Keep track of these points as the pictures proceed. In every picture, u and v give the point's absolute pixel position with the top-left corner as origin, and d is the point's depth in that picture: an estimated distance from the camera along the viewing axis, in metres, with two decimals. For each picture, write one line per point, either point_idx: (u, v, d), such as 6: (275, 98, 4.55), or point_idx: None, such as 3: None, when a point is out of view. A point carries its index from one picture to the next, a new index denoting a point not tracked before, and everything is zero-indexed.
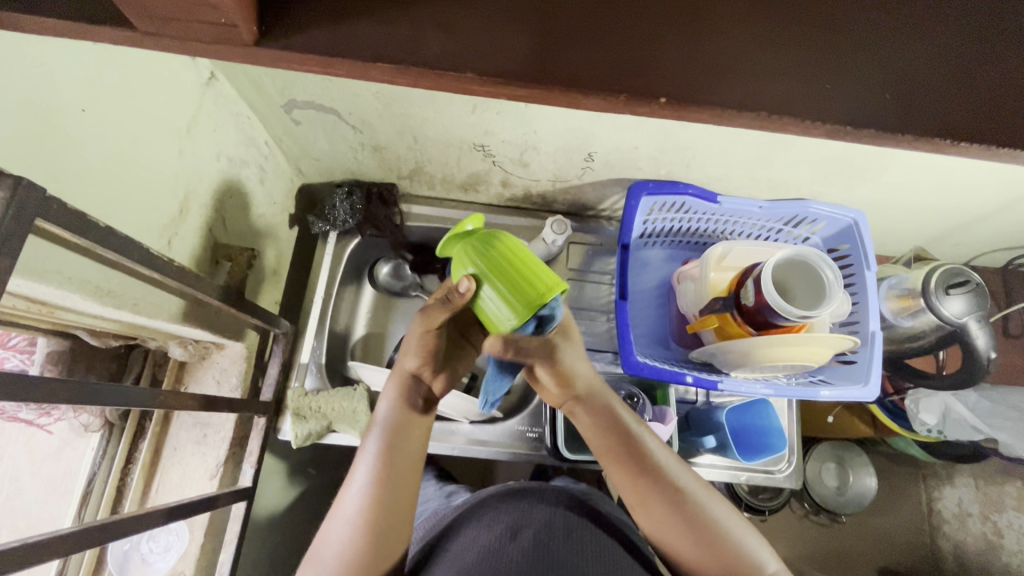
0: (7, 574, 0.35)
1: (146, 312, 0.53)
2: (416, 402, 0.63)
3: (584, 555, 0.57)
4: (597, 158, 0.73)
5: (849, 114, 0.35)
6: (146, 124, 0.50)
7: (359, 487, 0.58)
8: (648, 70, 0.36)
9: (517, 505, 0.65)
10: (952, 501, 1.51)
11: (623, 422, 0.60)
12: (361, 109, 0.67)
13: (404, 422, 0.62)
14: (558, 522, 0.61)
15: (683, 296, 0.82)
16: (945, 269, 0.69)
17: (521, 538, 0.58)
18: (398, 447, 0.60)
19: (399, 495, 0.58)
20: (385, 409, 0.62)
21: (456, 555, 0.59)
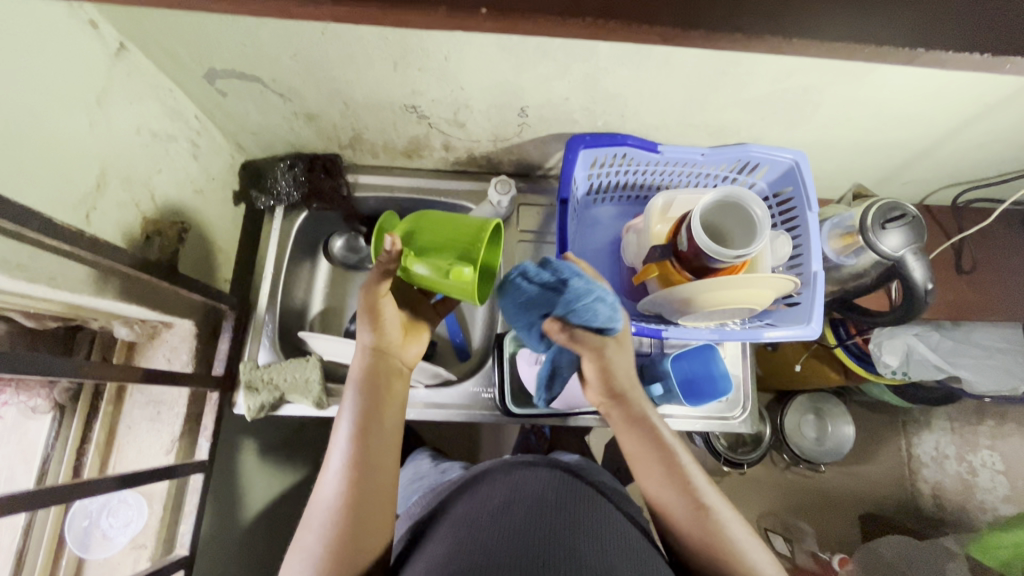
0: None
1: (65, 288, 0.53)
2: (383, 382, 0.63)
3: (573, 522, 0.59)
4: (530, 113, 0.72)
5: None
6: (48, 95, 0.50)
7: (337, 473, 0.57)
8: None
9: (511, 480, 0.66)
10: (929, 446, 1.52)
11: (656, 425, 0.63)
12: (284, 75, 0.66)
13: (373, 403, 0.61)
14: (550, 495, 0.62)
15: (627, 249, 0.82)
16: (880, 205, 0.69)
17: (513, 511, 0.60)
18: (371, 430, 0.60)
19: (376, 476, 0.58)
20: (354, 396, 0.62)
21: (448, 531, 0.60)
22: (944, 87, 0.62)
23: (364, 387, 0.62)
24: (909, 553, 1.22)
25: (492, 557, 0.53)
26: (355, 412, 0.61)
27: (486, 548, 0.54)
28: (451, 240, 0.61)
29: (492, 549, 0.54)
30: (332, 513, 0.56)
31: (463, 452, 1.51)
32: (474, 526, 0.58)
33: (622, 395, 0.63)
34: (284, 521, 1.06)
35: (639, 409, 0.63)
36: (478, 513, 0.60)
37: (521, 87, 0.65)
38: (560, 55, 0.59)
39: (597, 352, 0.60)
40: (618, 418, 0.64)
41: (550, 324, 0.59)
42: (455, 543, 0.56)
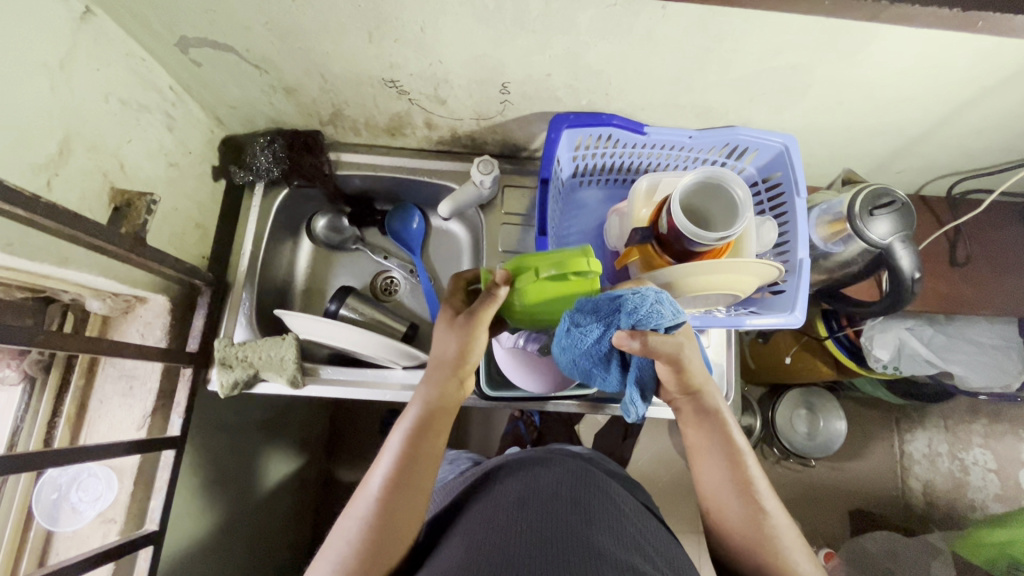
0: None
1: (23, 254, 0.52)
2: (441, 413, 0.64)
3: (588, 515, 0.59)
4: (512, 90, 0.70)
5: None
6: (7, 57, 0.48)
7: (376, 487, 0.58)
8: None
9: (526, 477, 0.66)
10: (922, 443, 1.52)
11: (727, 424, 0.62)
12: (258, 45, 0.64)
13: (423, 429, 0.62)
14: (564, 493, 0.62)
15: (610, 231, 0.80)
16: (871, 190, 0.67)
17: (529, 505, 0.60)
18: (416, 456, 0.60)
19: (410, 499, 0.58)
20: (411, 419, 0.63)
21: (467, 528, 0.60)
22: (939, 67, 0.60)
23: (425, 411, 0.63)
24: (895, 550, 1.21)
25: (511, 549, 0.53)
26: (408, 430, 0.62)
27: (506, 540, 0.55)
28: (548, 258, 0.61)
29: (509, 541, 0.54)
30: (362, 524, 0.56)
31: (452, 438, 1.51)
32: (492, 525, 0.58)
33: (695, 392, 0.61)
34: (265, 500, 1.06)
35: (714, 406, 0.62)
36: (496, 509, 0.60)
37: (501, 61, 0.63)
38: (539, 27, 0.57)
39: (675, 358, 0.55)
40: (690, 413, 0.63)
41: (620, 335, 0.52)
42: (474, 536, 0.57)
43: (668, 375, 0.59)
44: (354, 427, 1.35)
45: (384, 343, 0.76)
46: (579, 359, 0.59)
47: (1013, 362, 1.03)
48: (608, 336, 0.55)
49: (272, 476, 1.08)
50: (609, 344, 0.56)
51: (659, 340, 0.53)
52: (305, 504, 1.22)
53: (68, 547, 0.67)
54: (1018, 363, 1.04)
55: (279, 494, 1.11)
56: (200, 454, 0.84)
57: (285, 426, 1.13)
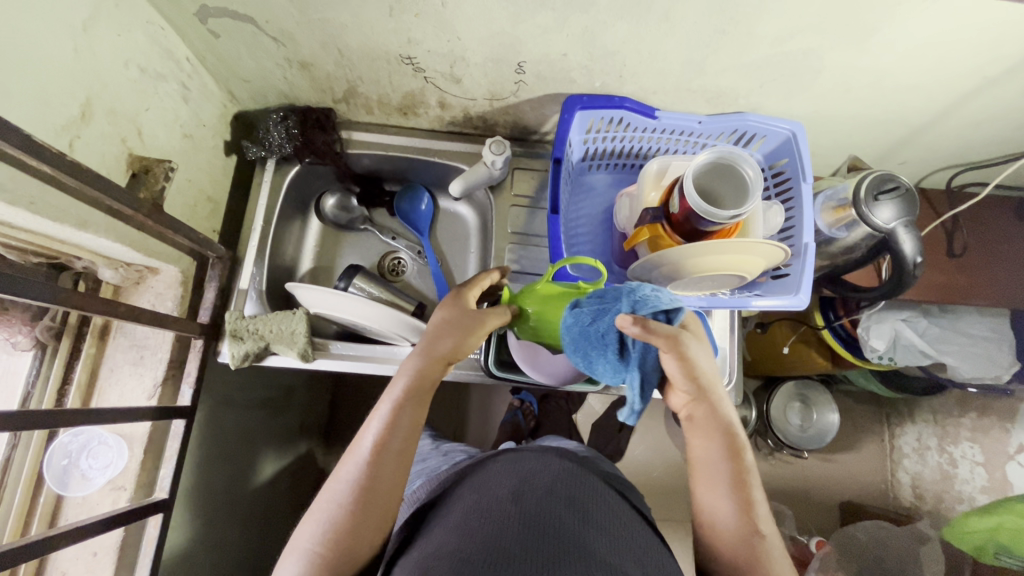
0: None
1: (45, 214, 0.52)
2: (430, 384, 0.63)
3: (580, 512, 0.60)
4: (527, 70, 0.71)
5: None
6: (33, 16, 0.48)
7: (364, 453, 0.58)
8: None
9: (521, 471, 0.66)
10: (912, 437, 1.54)
11: (736, 438, 0.61)
12: (277, 16, 0.64)
13: (411, 398, 0.61)
14: (559, 489, 0.63)
15: (620, 214, 0.81)
16: (875, 176, 0.69)
17: (524, 499, 0.60)
18: (403, 423, 0.60)
19: (396, 468, 0.58)
20: (401, 387, 0.62)
21: (458, 517, 0.60)
22: (947, 54, 0.61)
23: (412, 381, 0.62)
24: (885, 538, 1.23)
25: (508, 543, 0.54)
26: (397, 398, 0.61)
27: (503, 534, 0.55)
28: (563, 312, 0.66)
29: (506, 535, 0.55)
30: (347, 491, 0.56)
31: (450, 424, 1.52)
32: (484, 516, 0.58)
33: (708, 398, 0.61)
34: (265, 479, 1.06)
35: (724, 414, 0.61)
36: (488, 501, 0.61)
37: (518, 39, 0.64)
38: (558, 5, 0.58)
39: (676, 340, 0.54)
40: (701, 419, 0.62)
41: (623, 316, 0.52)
42: (469, 526, 0.57)
43: (679, 369, 0.57)
44: (352, 410, 1.35)
45: (397, 319, 0.77)
46: (580, 340, 0.58)
47: (1003, 354, 1.06)
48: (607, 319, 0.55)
49: (272, 456, 1.08)
50: (610, 325, 0.55)
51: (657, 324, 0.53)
52: (303, 485, 1.23)
53: (77, 512, 0.67)
54: (1009, 355, 1.06)
55: (278, 474, 1.11)
56: (205, 428, 0.84)
57: (287, 406, 1.13)
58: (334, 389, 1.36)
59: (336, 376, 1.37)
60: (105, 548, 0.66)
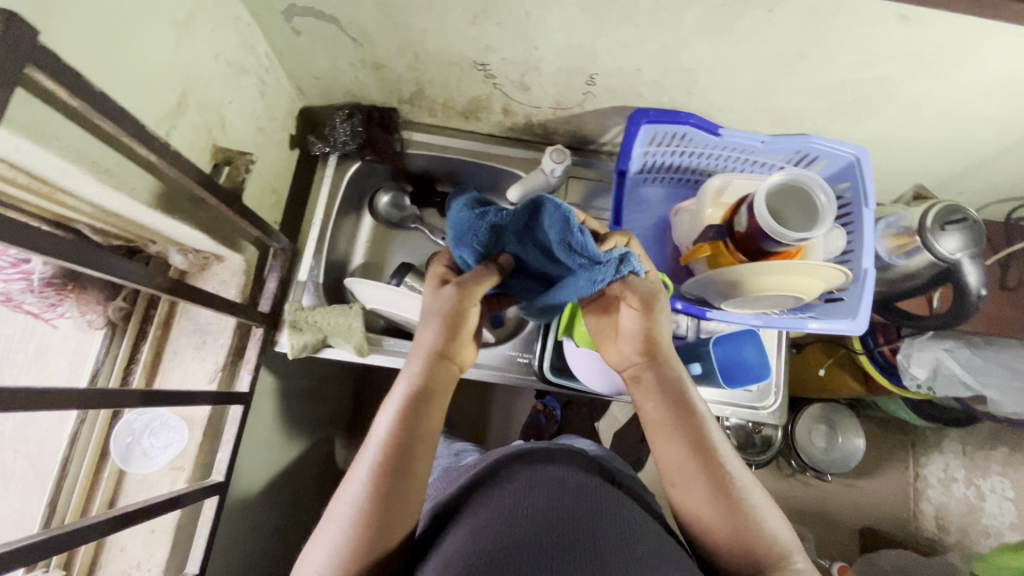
0: None
1: (141, 200, 0.53)
2: (434, 386, 0.57)
3: (601, 511, 0.53)
4: (598, 82, 0.72)
5: None
6: (145, 10, 0.50)
7: (364, 474, 0.51)
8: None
9: (531, 465, 0.61)
10: (938, 467, 1.51)
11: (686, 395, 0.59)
12: (361, 18, 0.65)
13: (412, 404, 0.55)
14: (572, 483, 0.57)
15: (678, 228, 0.82)
16: (942, 206, 0.69)
17: (536, 494, 0.55)
18: (409, 433, 0.53)
19: (405, 484, 0.51)
20: (401, 396, 0.56)
21: (469, 514, 0.54)
22: None
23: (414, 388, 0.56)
24: (910, 569, 1.22)
25: (516, 539, 0.48)
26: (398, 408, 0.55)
27: (511, 529, 0.49)
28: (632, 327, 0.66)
29: (515, 531, 0.49)
30: (348, 519, 0.49)
31: (473, 425, 1.53)
32: (493, 510, 0.53)
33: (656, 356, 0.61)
34: (299, 468, 1.08)
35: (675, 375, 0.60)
36: (496, 495, 0.56)
37: (596, 52, 0.64)
38: (643, 21, 0.59)
39: (648, 298, 0.59)
40: (654, 380, 0.60)
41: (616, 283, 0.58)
42: (476, 522, 0.51)
43: (630, 322, 0.61)
44: (377, 404, 1.37)
45: None
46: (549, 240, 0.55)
47: None
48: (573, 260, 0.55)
49: (307, 445, 1.10)
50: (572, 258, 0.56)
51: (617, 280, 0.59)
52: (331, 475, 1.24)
53: (136, 490, 0.69)
54: None
55: (307, 462, 1.13)
56: (252, 415, 0.86)
57: (320, 396, 1.15)
58: (365, 382, 1.38)
59: (367, 370, 1.38)
60: (162, 526, 0.68)
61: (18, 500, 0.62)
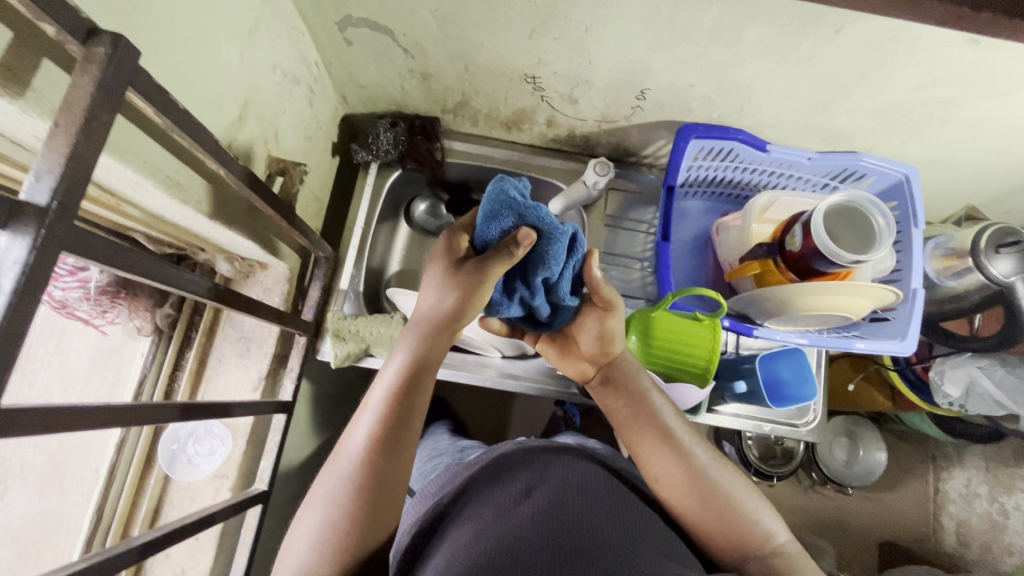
0: (100, 429, 0.39)
1: (206, 213, 0.53)
2: (431, 362, 0.56)
3: (604, 512, 0.51)
4: (649, 96, 0.71)
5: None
6: (215, 22, 0.50)
7: (358, 447, 0.50)
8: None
9: (532, 461, 0.59)
10: (959, 482, 1.46)
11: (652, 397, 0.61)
12: (416, 30, 0.65)
13: (409, 379, 0.54)
14: (573, 480, 0.55)
15: (723, 244, 0.81)
16: (997, 228, 0.69)
17: (537, 493, 0.53)
18: (404, 408, 0.52)
19: (401, 457, 0.51)
20: (393, 372, 0.55)
21: (469, 511, 0.52)
22: None
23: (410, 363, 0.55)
24: None
25: (516, 534, 0.47)
26: (393, 383, 0.53)
27: (511, 527, 0.48)
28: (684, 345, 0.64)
29: (516, 528, 0.47)
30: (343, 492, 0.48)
31: (494, 431, 1.53)
32: (493, 507, 0.52)
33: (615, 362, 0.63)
34: None
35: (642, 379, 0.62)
36: (495, 492, 0.54)
37: (652, 68, 0.64)
38: (704, 39, 0.59)
39: (609, 304, 0.60)
40: (621, 385, 0.62)
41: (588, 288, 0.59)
42: (478, 524, 0.50)
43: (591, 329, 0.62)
44: None
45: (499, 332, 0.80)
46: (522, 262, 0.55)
47: None
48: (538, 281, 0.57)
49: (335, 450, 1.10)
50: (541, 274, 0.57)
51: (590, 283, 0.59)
52: None
53: (181, 497, 0.69)
54: None
55: None
56: None
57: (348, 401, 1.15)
58: None
59: None
60: (206, 534, 0.68)
61: (57, 498, 0.65)
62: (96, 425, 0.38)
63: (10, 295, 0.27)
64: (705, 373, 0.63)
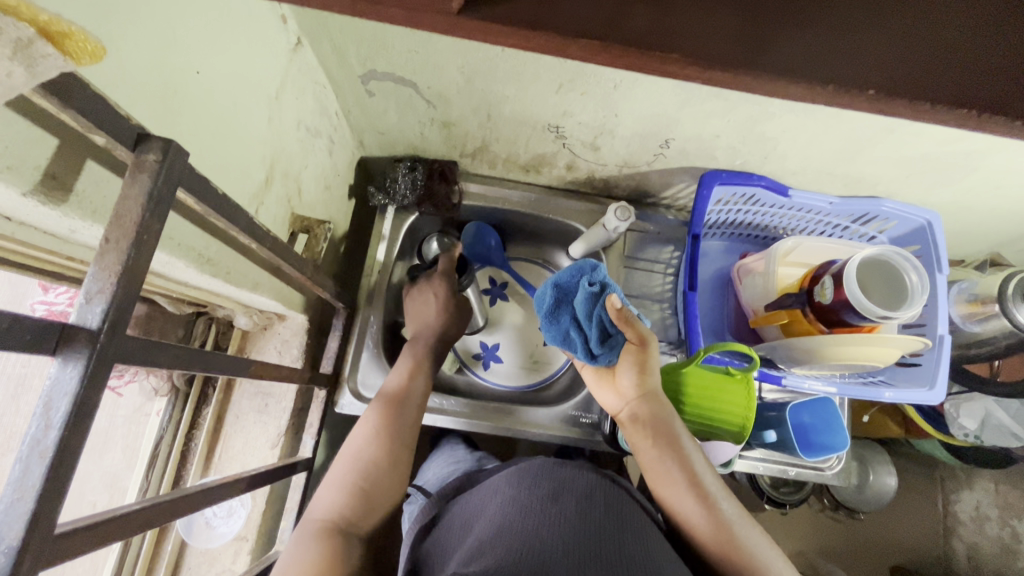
0: (165, 521, 0.39)
1: (235, 281, 0.51)
2: (407, 399, 0.64)
3: (630, 533, 0.48)
4: (672, 145, 0.71)
5: (947, 64, 0.32)
6: (245, 90, 0.48)
7: (344, 467, 0.55)
8: (852, 57, 0.32)
9: (556, 470, 0.55)
10: (971, 506, 1.20)
11: (679, 436, 0.58)
12: (441, 83, 0.64)
13: (390, 411, 0.61)
14: (599, 497, 0.52)
15: (747, 290, 0.80)
16: (1022, 276, 0.69)
17: (565, 501, 0.50)
18: (387, 434, 0.59)
19: (382, 475, 0.55)
20: (373, 408, 0.62)
21: (491, 515, 0.50)
22: None
23: (388, 397, 0.63)
24: None
25: (543, 542, 0.44)
26: (374, 413, 0.61)
27: (534, 527, 0.46)
28: (721, 400, 0.64)
29: (541, 530, 0.45)
30: (335, 486, 0.53)
31: None
32: (520, 511, 0.49)
33: (648, 399, 0.60)
34: None
35: (669, 416, 0.59)
36: (521, 497, 0.51)
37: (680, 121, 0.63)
38: (734, 96, 0.58)
39: (641, 339, 0.58)
40: (648, 421, 0.60)
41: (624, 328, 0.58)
42: (499, 525, 0.47)
43: (626, 366, 0.61)
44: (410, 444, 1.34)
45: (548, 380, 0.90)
46: (562, 319, 0.62)
47: None
48: (571, 328, 0.61)
49: None
50: (571, 321, 0.61)
51: (625, 324, 0.57)
52: None
53: (199, 562, 0.67)
54: None
55: None
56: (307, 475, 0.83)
57: None
58: None
59: None
60: None
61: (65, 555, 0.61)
62: (159, 519, 0.38)
63: (62, 426, 0.26)
64: (741, 430, 0.64)
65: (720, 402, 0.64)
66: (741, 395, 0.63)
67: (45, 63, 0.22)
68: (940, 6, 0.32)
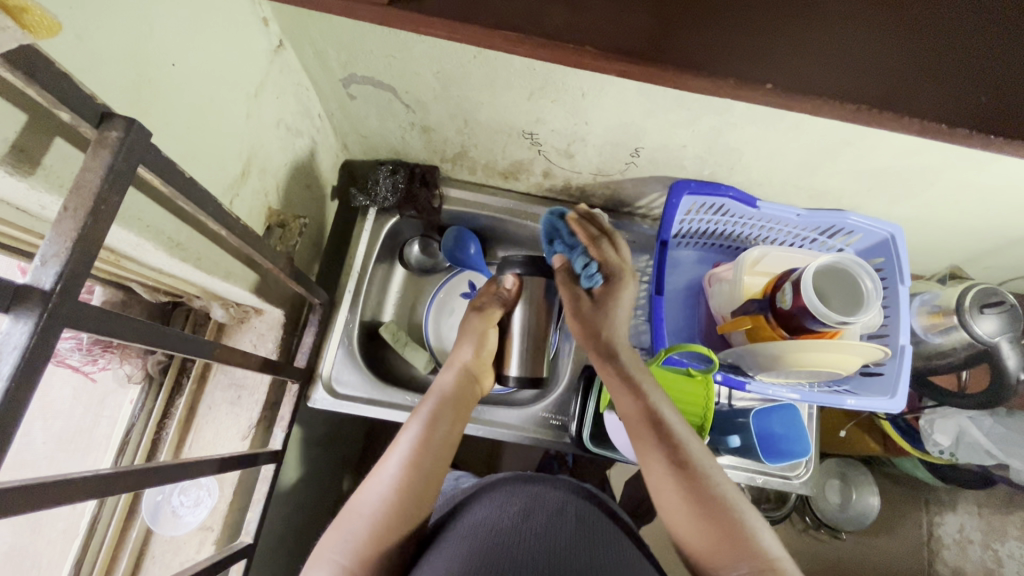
0: (118, 492, 0.40)
1: (206, 268, 0.53)
2: (436, 446, 0.59)
3: (599, 551, 0.49)
4: (642, 154, 0.73)
5: (851, 74, 0.35)
6: (224, 86, 0.51)
7: (361, 517, 0.52)
8: (755, 58, 0.35)
9: (528, 488, 0.56)
10: (952, 527, 1.19)
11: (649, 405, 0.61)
12: (418, 89, 0.67)
13: (419, 459, 0.57)
14: (570, 516, 0.53)
15: (716, 297, 0.82)
16: (980, 288, 0.71)
17: (535, 523, 0.50)
18: (409, 488, 0.54)
19: (398, 531, 0.52)
20: (397, 454, 0.58)
21: (462, 535, 0.51)
22: None
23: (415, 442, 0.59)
24: None
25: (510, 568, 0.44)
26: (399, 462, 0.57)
27: (506, 550, 0.47)
28: (682, 402, 0.65)
29: (512, 554, 0.46)
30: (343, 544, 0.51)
31: None
32: (489, 532, 0.49)
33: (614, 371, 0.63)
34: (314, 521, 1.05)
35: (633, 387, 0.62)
36: (492, 517, 0.52)
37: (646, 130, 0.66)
38: (696, 106, 0.61)
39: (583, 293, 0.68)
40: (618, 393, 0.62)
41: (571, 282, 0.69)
42: (469, 546, 0.48)
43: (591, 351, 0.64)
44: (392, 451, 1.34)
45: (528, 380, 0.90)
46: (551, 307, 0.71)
47: None
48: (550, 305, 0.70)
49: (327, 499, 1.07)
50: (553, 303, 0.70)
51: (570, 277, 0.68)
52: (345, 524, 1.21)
53: (163, 550, 0.67)
54: None
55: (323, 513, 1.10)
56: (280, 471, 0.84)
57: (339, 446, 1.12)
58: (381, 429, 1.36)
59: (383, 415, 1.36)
60: None
61: (32, 536, 0.62)
62: (110, 489, 0.39)
63: (10, 378, 0.27)
64: (700, 428, 0.66)
65: (681, 403, 0.65)
66: (700, 397, 0.65)
67: (4, 34, 0.25)
68: (851, 21, 0.35)
